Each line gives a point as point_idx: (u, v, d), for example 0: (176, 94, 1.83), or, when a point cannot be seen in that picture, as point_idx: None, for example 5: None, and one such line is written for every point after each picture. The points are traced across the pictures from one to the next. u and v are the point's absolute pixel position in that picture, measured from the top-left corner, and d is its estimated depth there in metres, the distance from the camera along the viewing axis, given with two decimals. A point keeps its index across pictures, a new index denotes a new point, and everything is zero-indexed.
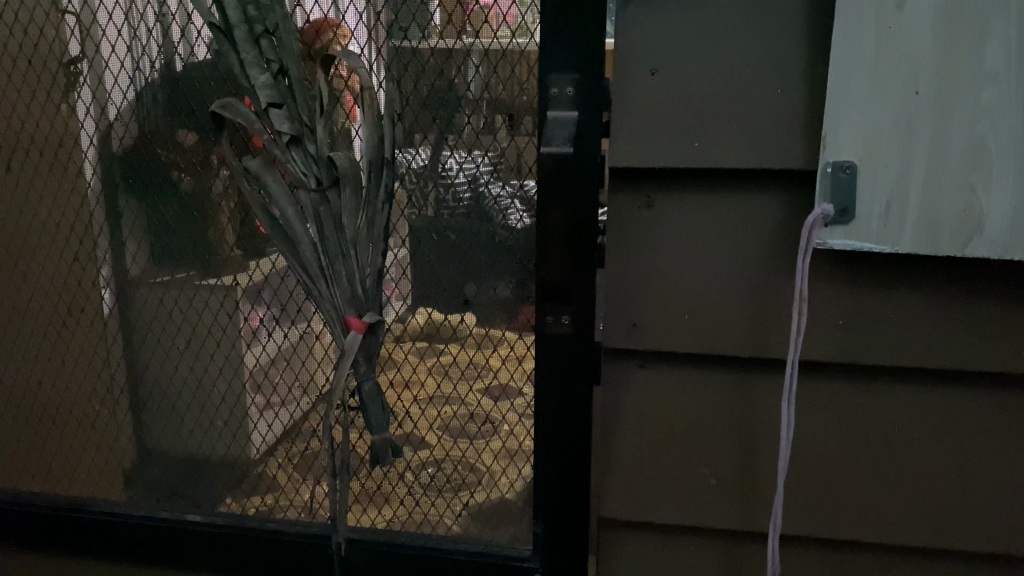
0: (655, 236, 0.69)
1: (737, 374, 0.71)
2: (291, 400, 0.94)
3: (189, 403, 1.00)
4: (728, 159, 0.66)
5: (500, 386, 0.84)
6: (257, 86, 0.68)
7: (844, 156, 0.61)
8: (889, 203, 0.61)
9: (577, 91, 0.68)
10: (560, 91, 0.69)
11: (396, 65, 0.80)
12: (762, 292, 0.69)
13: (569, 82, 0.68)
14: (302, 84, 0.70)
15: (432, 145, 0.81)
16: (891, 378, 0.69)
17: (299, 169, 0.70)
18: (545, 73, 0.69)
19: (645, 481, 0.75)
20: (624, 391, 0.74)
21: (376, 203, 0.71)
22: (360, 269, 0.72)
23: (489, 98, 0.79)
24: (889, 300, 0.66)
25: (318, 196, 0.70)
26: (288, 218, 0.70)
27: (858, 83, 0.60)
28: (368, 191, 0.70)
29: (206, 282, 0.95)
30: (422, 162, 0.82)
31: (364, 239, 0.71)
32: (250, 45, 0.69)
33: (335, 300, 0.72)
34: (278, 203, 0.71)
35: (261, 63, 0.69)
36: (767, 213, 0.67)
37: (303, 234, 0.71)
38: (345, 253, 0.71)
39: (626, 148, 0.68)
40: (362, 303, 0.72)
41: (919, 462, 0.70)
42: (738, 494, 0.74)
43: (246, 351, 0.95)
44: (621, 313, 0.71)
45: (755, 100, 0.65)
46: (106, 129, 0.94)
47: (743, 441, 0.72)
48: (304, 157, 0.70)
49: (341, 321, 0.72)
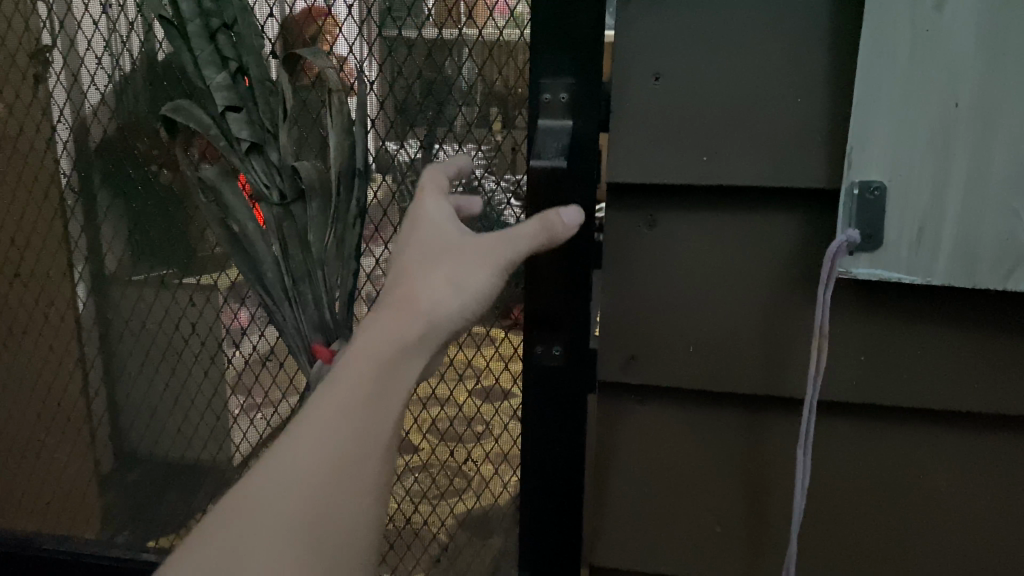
0: (658, 261, 0.63)
1: (745, 410, 0.65)
2: (271, 399, 0.91)
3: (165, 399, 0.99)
4: (737, 177, 0.59)
5: (493, 389, 0.78)
6: (212, 87, 0.61)
7: (871, 175, 0.54)
8: (922, 228, 0.55)
9: (571, 98, 0.58)
10: (553, 97, 0.58)
11: (387, 60, 0.75)
12: (774, 324, 0.62)
13: (564, 87, 0.58)
14: (263, 86, 0.64)
15: (425, 136, 0.75)
16: (914, 420, 0.62)
17: (260, 180, 0.63)
18: (536, 77, 0.58)
19: (645, 522, 0.68)
20: (621, 427, 0.67)
21: (347, 217, 0.63)
22: (329, 293, 0.63)
23: (485, 91, 0.72)
24: (922, 336, 0.59)
25: (281, 210, 0.63)
26: (249, 233, 0.63)
27: (889, 94, 0.53)
28: (339, 204, 0.63)
29: (186, 283, 0.92)
30: (415, 154, 0.76)
31: (333, 260, 0.63)
32: (205, 41, 0.62)
33: (301, 326, 0.63)
34: (236, 216, 0.63)
35: (217, 61, 0.62)
36: (781, 237, 0.60)
37: (265, 253, 0.63)
38: (311, 274, 0.63)
39: (625, 163, 0.61)
40: (330, 329, 0.63)
41: (944, 512, 0.63)
42: (746, 542, 0.67)
43: (226, 348, 0.93)
44: (620, 342, 0.65)
45: (769, 113, 0.58)
46: (82, 124, 0.90)
47: (750, 484, 0.66)
48: (265, 166, 0.63)
49: (307, 350, 0.63)
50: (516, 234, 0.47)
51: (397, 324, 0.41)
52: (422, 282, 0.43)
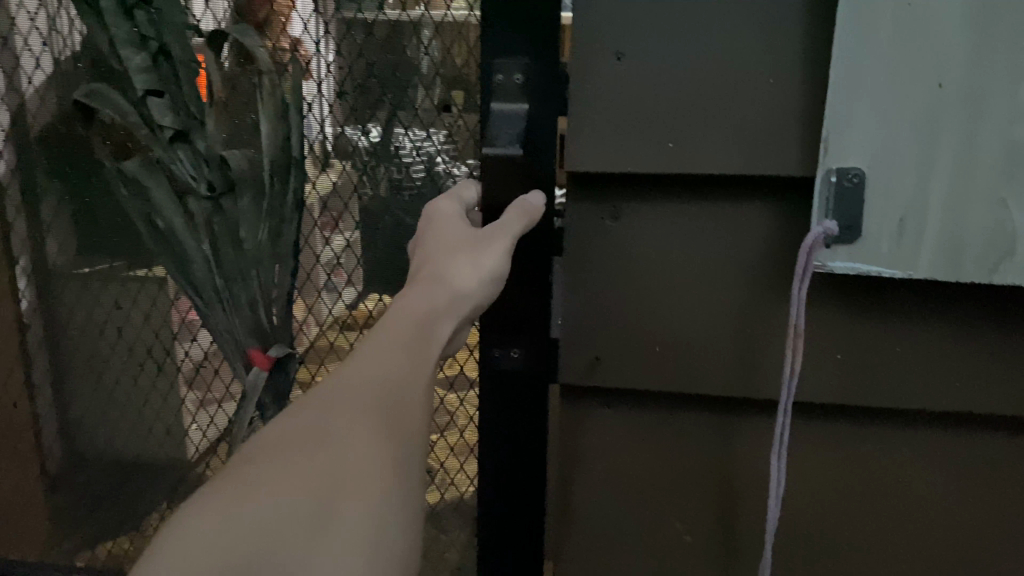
0: (624, 257, 0.58)
1: (716, 413, 0.61)
2: (214, 402, 0.89)
3: (105, 399, 0.93)
4: (706, 164, 0.55)
5: (449, 377, 0.73)
6: (132, 71, 0.62)
7: (849, 162, 0.50)
8: (904, 219, 0.51)
9: (526, 82, 0.55)
10: (506, 78, 0.55)
11: (344, 41, 0.69)
12: (746, 322, 0.58)
13: (518, 68, 0.54)
14: (185, 67, 0.63)
15: (385, 120, 0.71)
16: (893, 421, 0.58)
17: (187, 171, 0.63)
18: (488, 56, 0.55)
19: (612, 533, 0.64)
20: (586, 432, 0.63)
21: (281, 210, 0.65)
22: (266, 292, 0.66)
23: (444, 75, 0.68)
24: (903, 335, 0.55)
25: (210, 204, 0.64)
26: (175, 229, 0.64)
27: (868, 73, 0.49)
28: (273, 197, 0.64)
29: (135, 276, 0.86)
30: (368, 142, 0.72)
31: (267, 257, 0.65)
32: (122, 20, 0.62)
33: (234, 332, 0.65)
34: (161, 212, 0.64)
35: (135, 42, 0.62)
36: (753, 229, 0.56)
37: (195, 249, 0.64)
38: (244, 274, 0.64)
39: (585, 151, 0.56)
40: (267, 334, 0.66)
41: (924, 516, 0.60)
42: (717, 552, 0.63)
43: (176, 345, 0.88)
44: (583, 345, 0.60)
45: (739, 96, 0.53)
46: (19, 107, 0.85)
47: (721, 491, 0.62)
48: (191, 157, 0.63)
49: (243, 356, 0.65)
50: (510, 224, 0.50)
51: (430, 292, 0.44)
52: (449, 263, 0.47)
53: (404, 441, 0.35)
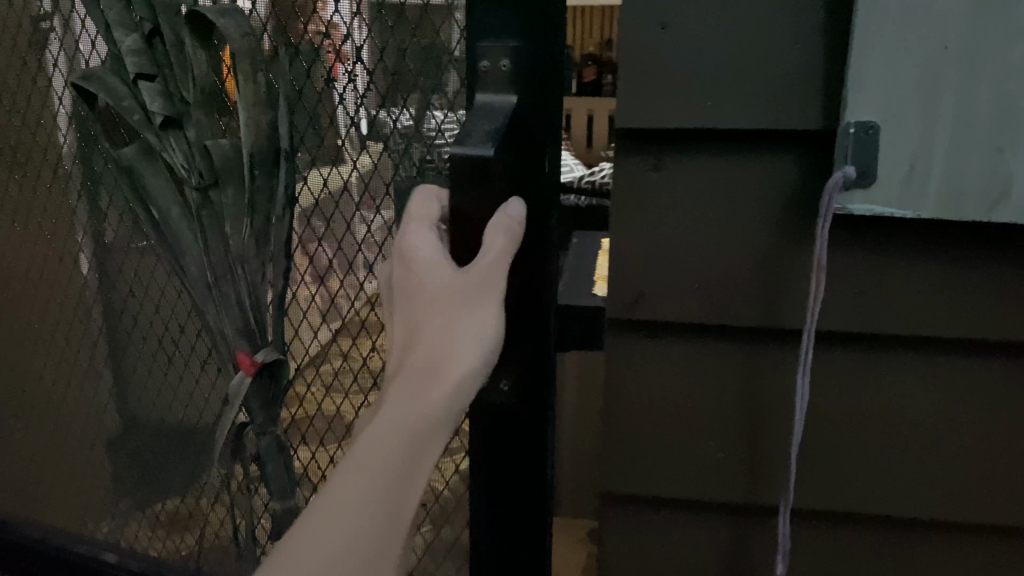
0: (662, 204, 0.66)
1: (746, 343, 0.69)
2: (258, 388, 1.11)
3: (155, 352, 1.19)
4: (738, 120, 0.63)
5: None
6: (127, 57, 0.83)
7: (866, 116, 0.58)
8: (913, 165, 0.58)
9: (511, 68, 0.67)
10: (492, 65, 0.67)
11: (380, 30, 0.88)
12: (773, 260, 0.66)
13: (505, 55, 0.67)
14: (176, 60, 0.84)
15: (418, 106, 0.88)
16: (903, 348, 0.66)
17: (179, 160, 0.85)
18: (476, 46, 0.68)
19: (649, 452, 0.73)
20: (629, 363, 0.71)
21: (269, 204, 0.84)
22: (253, 292, 0.86)
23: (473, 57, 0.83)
24: (911, 269, 0.63)
25: (200, 195, 0.85)
26: (173, 211, 0.85)
27: (882, 37, 0.56)
28: (261, 193, 0.83)
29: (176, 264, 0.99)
30: (408, 121, 0.89)
31: (253, 257, 0.85)
32: (126, 32, 0.85)
33: (226, 330, 0.87)
34: (159, 193, 0.85)
35: (132, 33, 0.85)
36: (779, 177, 0.64)
37: (188, 233, 0.86)
38: (230, 272, 0.85)
39: (632, 110, 0.64)
40: (257, 342, 0.87)
41: (931, 433, 0.67)
42: (746, 467, 0.71)
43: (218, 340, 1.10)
44: (627, 282, 0.68)
45: (768, 59, 0.61)
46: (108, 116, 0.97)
47: (750, 413, 0.70)
48: (180, 144, 0.85)
49: (232, 357, 0.87)
50: (491, 268, 0.58)
51: (435, 376, 0.53)
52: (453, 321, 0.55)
53: (401, 494, 0.50)
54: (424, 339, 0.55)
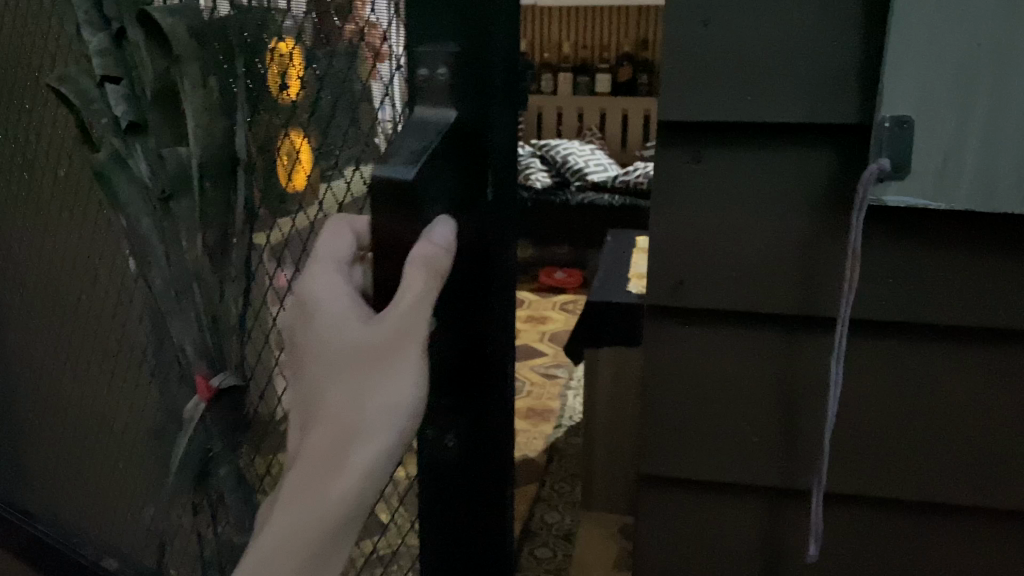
0: (703, 195, 0.69)
1: (781, 331, 0.71)
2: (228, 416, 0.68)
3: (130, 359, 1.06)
4: (777, 114, 0.65)
5: None
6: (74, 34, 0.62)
7: (901, 110, 0.60)
8: (946, 159, 0.60)
9: (450, 77, 0.52)
10: (430, 73, 0.53)
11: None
12: (810, 250, 0.68)
13: (443, 62, 0.52)
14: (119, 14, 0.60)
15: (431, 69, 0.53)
16: (935, 337, 0.68)
17: (137, 154, 0.60)
18: (414, 44, 0.53)
19: (686, 435, 0.75)
20: (666, 349, 0.74)
21: (231, 204, 0.61)
22: (226, 305, 0.63)
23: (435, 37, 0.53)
24: (944, 259, 0.65)
25: (160, 203, 0.60)
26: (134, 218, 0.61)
27: (917, 34, 0.58)
28: (212, 192, 0.59)
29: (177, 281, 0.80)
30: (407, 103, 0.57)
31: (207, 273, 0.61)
32: None
33: (185, 351, 0.63)
34: (117, 190, 0.60)
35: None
36: (815, 170, 0.66)
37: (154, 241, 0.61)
38: (189, 286, 0.61)
39: (675, 104, 0.66)
40: (217, 359, 0.63)
41: (962, 421, 0.69)
42: (780, 452, 0.74)
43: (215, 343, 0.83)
44: (668, 271, 0.71)
45: (806, 55, 0.63)
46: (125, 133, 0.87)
47: (786, 399, 0.72)
48: (125, 141, 0.60)
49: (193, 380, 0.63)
50: (408, 318, 0.46)
51: (336, 455, 0.47)
52: (351, 412, 0.46)
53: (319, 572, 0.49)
54: (321, 437, 0.47)
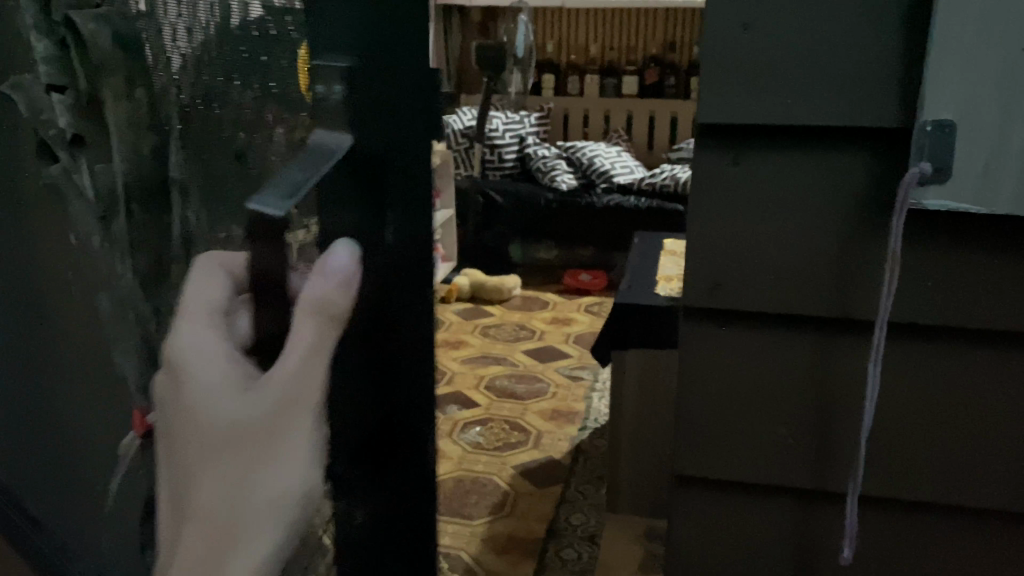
0: (739, 197, 0.69)
1: (816, 333, 0.71)
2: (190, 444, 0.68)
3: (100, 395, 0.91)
4: (815, 117, 0.65)
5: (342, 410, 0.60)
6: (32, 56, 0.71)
7: (943, 114, 0.60)
8: (988, 163, 0.60)
9: (347, 94, 0.49)
10: (325, 91, 0.49)
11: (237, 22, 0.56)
12: (847, 252, 0.68)
13: (337, 78, 0.49)
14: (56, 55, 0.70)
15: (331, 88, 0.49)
16: (971, 340, 0.68)
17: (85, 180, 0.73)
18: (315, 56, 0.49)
19: (720, 437, 0.76)
20: (701, 350, 0.74)
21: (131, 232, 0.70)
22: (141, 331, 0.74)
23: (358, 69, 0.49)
24: (981, 263, 0.65)
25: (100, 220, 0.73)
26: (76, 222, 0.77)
27: (960, 37, 0.58)
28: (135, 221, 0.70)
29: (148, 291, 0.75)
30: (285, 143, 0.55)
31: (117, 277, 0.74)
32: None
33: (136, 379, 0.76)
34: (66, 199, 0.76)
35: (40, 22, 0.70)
36: (853, 173, 0.66)
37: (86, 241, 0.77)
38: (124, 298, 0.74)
39: (712, 106, 0.67)
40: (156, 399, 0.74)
41: (997, 424, 0.69)
42: (815, 453, 0.74)
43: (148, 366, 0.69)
44: (704, 272, 0.72)
45: (845, 58, 0.64)
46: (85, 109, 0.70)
47: (821, 401, 0.72)
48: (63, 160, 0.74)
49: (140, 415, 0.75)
50: (284, 393, 0.43)
51: (220, 540, 0.44)
52: (228, 508, 0.43)
53: None
54: (192, 541, 0.44)
